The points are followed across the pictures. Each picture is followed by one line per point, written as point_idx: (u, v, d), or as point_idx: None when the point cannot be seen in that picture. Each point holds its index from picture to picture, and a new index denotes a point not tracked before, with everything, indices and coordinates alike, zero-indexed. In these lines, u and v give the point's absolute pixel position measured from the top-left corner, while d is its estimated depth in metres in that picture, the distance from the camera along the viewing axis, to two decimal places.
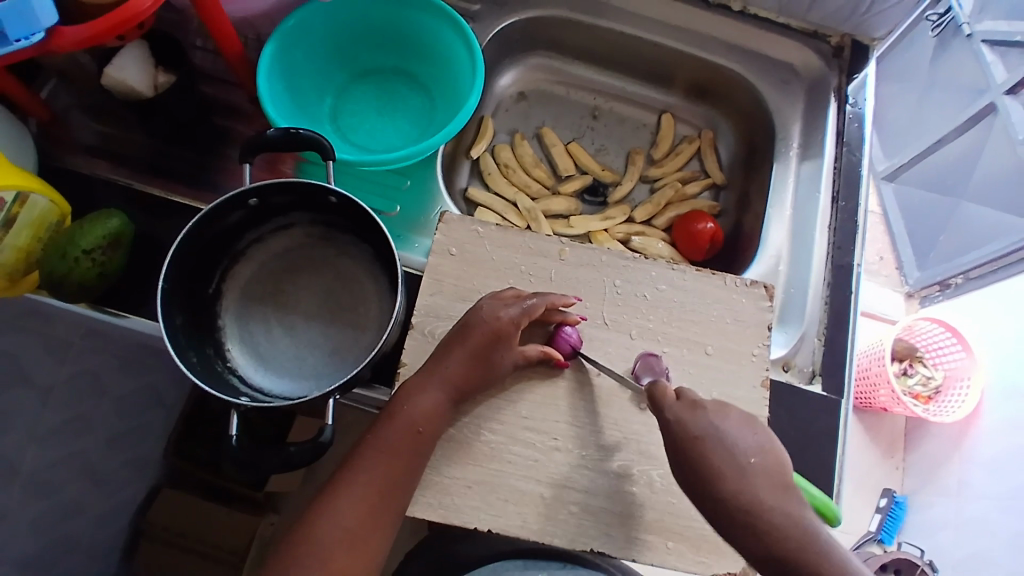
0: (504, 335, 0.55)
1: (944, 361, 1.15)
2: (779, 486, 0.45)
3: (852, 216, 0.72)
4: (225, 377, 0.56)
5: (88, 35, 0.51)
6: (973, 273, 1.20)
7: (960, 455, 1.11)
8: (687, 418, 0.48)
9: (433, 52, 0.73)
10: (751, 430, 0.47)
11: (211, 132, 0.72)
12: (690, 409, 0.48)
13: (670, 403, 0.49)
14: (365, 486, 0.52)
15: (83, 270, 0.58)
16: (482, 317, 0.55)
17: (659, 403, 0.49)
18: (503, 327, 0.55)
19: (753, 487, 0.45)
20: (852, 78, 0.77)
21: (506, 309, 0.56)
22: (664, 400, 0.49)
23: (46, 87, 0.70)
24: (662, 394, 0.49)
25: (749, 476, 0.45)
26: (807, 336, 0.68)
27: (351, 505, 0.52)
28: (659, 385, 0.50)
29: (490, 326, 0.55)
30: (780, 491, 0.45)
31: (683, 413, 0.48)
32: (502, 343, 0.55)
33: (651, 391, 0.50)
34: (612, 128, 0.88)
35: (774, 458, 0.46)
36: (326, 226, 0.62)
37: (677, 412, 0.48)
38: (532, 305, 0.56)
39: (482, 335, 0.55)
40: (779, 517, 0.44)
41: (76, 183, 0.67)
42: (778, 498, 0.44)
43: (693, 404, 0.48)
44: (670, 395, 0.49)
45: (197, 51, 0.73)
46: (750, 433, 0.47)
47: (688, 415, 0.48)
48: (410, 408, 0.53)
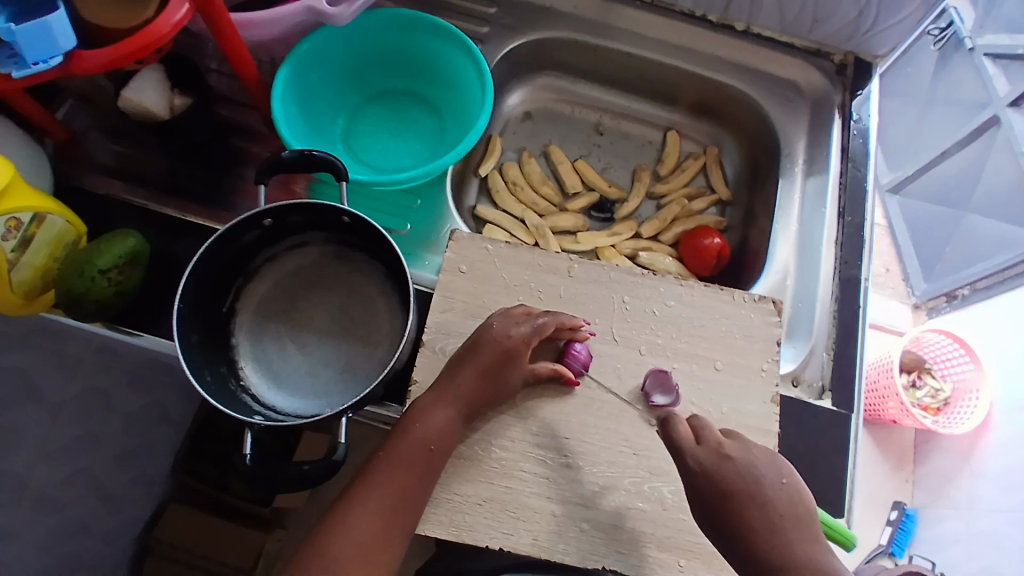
0: (514, 352, 0.56)
1: (953, 371, 1.14)
2: (802, 525, 0.49)
3: (858, 230, 0.72)
4: (239, 396, 0.57)
5: (107, 59, 0.53)
6: (978, 284, 1.22)
7: (969, 468, 1.11)
8: (712, 465, 0.51)
9: (443, 75, 0.74)
10: (768, 468, 0.51)
11: (226, 152, 0.73)
12: (715, 457, 0.51)
13: (694, 448, 0.52)
14: (378, 504, 0.52)
15: (100, 288, 0.59)
16: (492, 335, 0.56)
17: (682, 449, 0.52)
18: (514, 344, 0.56)
19: (780, 531, 0.48)
20: (855, 95, 0.78)
21: (516, 327, 0.57)
22: (688, 447, 0.52)
23: (63, 110, 0.71)
24: (685, 439, 0.53)
25: (777, 522, 0.48)
26: (815, 351, 0.68)
27: (363, 520, 0.51)
28: (679, 428, 0.53)
29: (500, 344, 0.56)
30: (807, 531, 0.49)
31: (708, 460, 0.51)
32: (513, 360, 0.56)
33: (673, 435, 0.53)
34: (617, 145, 0.90)
35: (797, 499, 0.50)
36: (338, 245, 0.63)
37: (703, 459, 0.51)
38: (542, 323, 0.57)
39: (493, 352, 0.55)
40: (803, 558, 0.47)
41: (93, 203, 0.68)
42: (802, 543, 0.48)
43: (716, 449, 0.52)
44: (690, 439, 0.53)
45: (212, 73, 0.74)
46: (768, 471, 0.51)
47: (714, 462, 0.51)
48: (422, 426, 0.54)
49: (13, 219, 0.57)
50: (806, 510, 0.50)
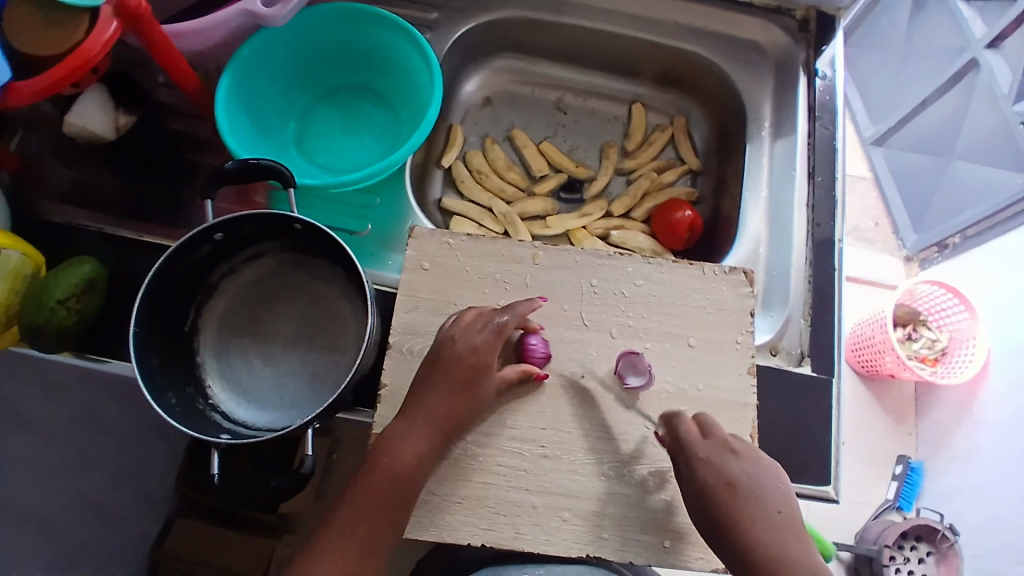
0: (478, 361, 0.55)
1: (948, 321, 1.13)
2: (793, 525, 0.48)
3: (830, 190, 0.71)
4: (207, 415, 0.56)
5: (41, 87, 0.51)
6: (969, 232, 1.18)
7: (970, 417, 1.10)
8: (710, 458, 0.50)
9: (391, 67, 0.72)
10: (732, 462, 0.50)
11: (179, 166, 0.71)
12: (715, 449, 0.51)
13: (697, 444, 0.51)
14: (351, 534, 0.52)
15: (60, 318, 0.58)
16: (456, 347, 0.55)
17: (686, 446, 0.51)
18: (478, 354, 0.55)
19: (774, 527, 0.47)
20: (820, 51, 0.75)
21: (480, 333, 0.55)
22: (691, 441, 0.51)
23: (16, 138, 0.69)
24: (689, 436, 0.52)
25: (774, 517, 0.47)
26: (792, 318, 0.66)
27: (337, 544, 0.51)
28: (685, 425, 0.53)
29: (467, 357, 0.54)
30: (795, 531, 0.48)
31: (708, 454, 0.50)
32: (479, 369, 0.55)
33: (678, 433, 0.52)
34: (583, 123, 0.88)
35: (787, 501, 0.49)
36: (297, 252, 0.62)
37: (703, 453, 0.50)
38: (506, 322, 0.56)
39: (457, 364, 0.54)
40: (791, 552, 0.46)
41: (50, 231, 0.67)
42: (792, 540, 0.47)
43: (718, 442, 0.51)
44: (694, 435, 0.52)
45: (161, 87, 0.72)
46: (728, 466, 0.49)
47: (715, 455, 0.50)
48: (392, 457, 0.52)
49: None
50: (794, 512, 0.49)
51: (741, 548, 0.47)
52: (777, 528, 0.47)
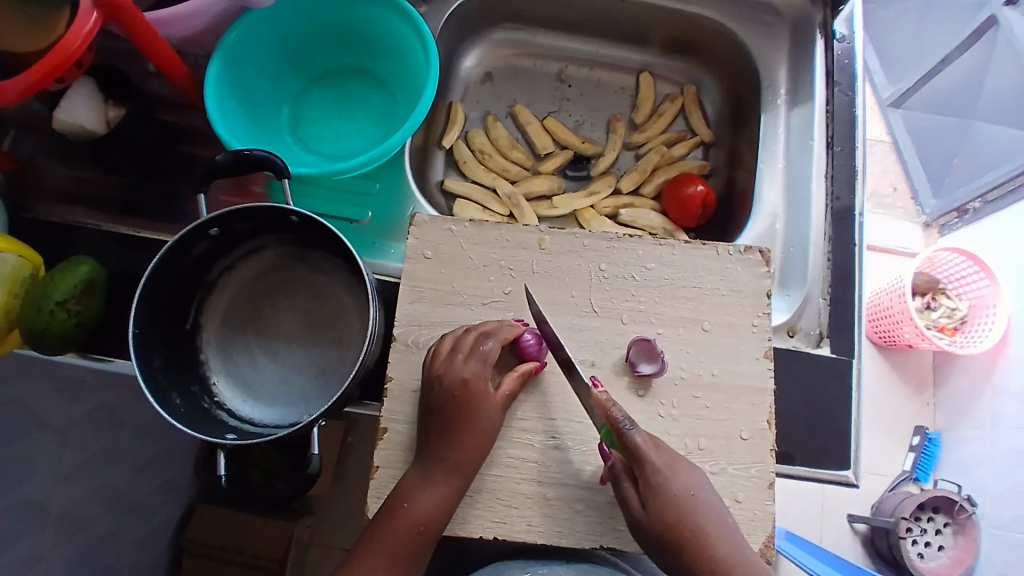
0: (472, 394, 0.52)
1: (968, 289, 1.10)
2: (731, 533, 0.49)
3: (850, 160, 0.67)
4: (213, 413, 0.55)
5: (24, 87, 0.49)
6: (990, 196, 1.14)
7: (992, 386, 1.08)
8: (671, 474, 0.49)
9: (386, 45, 0.69)
10: (689, 476, 0.50)
11: (174, 159, 0.69)
12: (672, 463, 0.50)
13: (655, 455, 0.50)
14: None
15: (60, 321, 0.57)
16: (447, 388, 0.52)
17: (645, 460, 0.49)
18: (471, 386, 0.52)
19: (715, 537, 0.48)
20: (838, 11, 0.71)
21: (466, 365, 0.52)
22: (650, 454, 0.49)
23: (8, 138, 0.68)
24: (646, 449, 0.49)
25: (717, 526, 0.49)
26: (811, 297, 0.64)
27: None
28: (639, 437, 0.49)
29: (460, 396, 0.52)
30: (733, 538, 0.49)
31: (667, 467, 0.50)
32: (477, 404, 0.52)
33: (635, 447, 0.49)
34: (589, 96, 0.84)
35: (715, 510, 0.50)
36: (296, 244, 0.60)
37: (663, 467, 0.49)
38: (492, 350, 0.53)
39: (450, 405, 0.52)
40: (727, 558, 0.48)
41: (47, 231, 0.65)
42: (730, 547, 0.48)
43: (672, 456, 0.51)
44: (649, 447, 0.50)
45: (153, 76, 0.69)
46: (686, 480, 0.50)
47: (673, 468, 0.50)
48: (409, 506, 0.50)
49: None
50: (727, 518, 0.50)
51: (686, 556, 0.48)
52: (734, 543, 0.49)
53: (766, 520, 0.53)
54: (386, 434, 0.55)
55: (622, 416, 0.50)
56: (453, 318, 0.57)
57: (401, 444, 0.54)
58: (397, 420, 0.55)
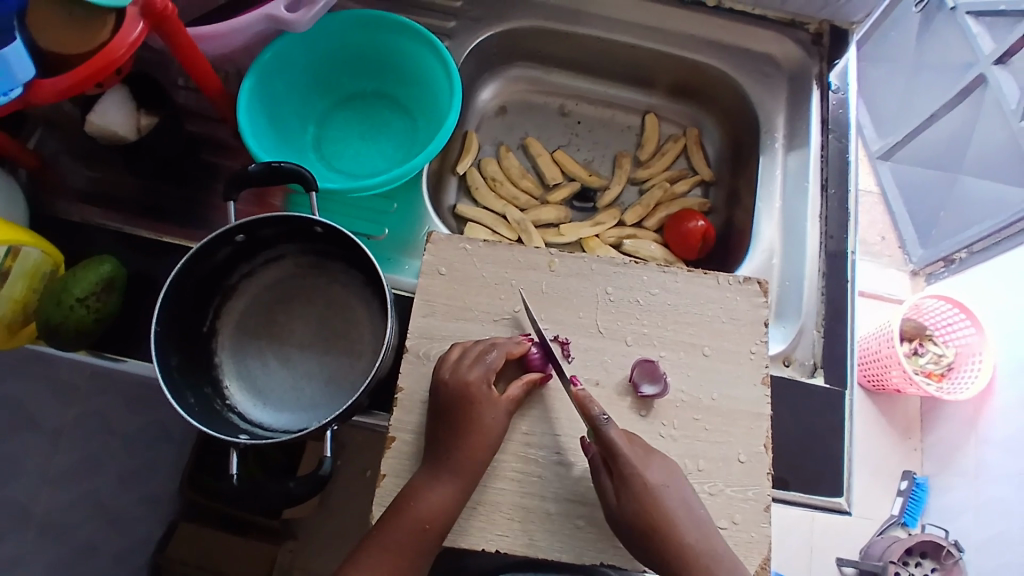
0: (474, 398, 0.53)
1: (955, 337, 1.14)
2: (696, 515, 0.52)
3: (843, 203, 0.71)
4: (224, 415, 0.56)
5: (66, 86, 0.52)
6: (975, 247, 1.19)
7: (977, 433, 1.11)
8: (642, 465, 0.52)
9: (411, 75, 0.73)
10: (659, 469, 0.53)
11: (198, 168, 0.72)
12: (644, 457, 0.53)
13: (627, 448, 0.52)
14: None
15: (79, 317, 0.58)
16: (451, 391, 0.54)
17: (617, 451, 0.52)
18: (475, 392, 0.54)
19: (681, 521, 0.51)
20: (833, 65, 0.76)
21: (472, 370, 0.54)
22: (622, 447, 0.52)
23: (33, 138, 0.70)
24: (620, 442, 0.52)
25: (687, 506, 0.52)
26: (805, 329, 0.67)
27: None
28: (613, 432, 0.52)
29: (464, 400, 0.53)
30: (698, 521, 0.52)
31: (639, 459, 0.52)
32: (481, 406, 0.53)
33: (609, 439, 0.52)
34: (597, 132, 0.88)
35: (682, 497, 0.52)
36: (315, 256, 0.62)
37: (635, 459, 0.52)
38: (495, 362, 0.55)
39: (456, 409, 0.53)
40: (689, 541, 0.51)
41: (69, 230, 0.67)
42: (691, 528, 0.51)
43: (645, 450, 0.54)
44: (623, 442, 0.52)
45: (181, 89, 0.73)
46: (657, 473, 0.52)
47: (645, 461, 0.53)
48: (416, 506, 0.51)
49: None
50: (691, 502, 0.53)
51: (659, 535, 0.51)
52: (702, 526, 0.52)
53: (762, 542, 0.54)
54: (394, 442, 0.56)
55: (599, 411, 0.52)
56: (463, 332, 0.59)
57: (407, 452, 0.56)
58: (405, 428, 0.56)
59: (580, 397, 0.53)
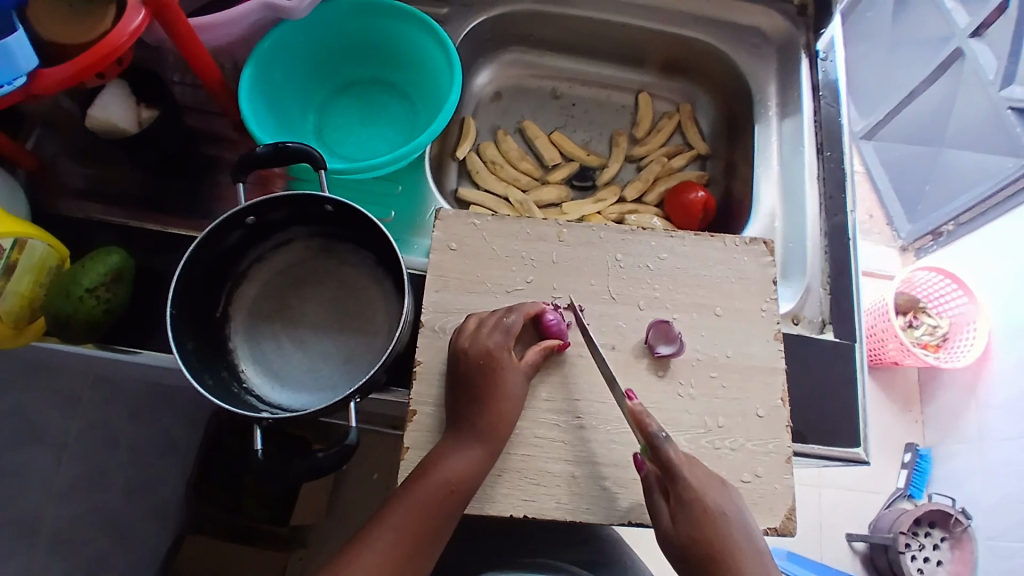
0: (497, 363, 0.54)
1: (948, 307, 1.16)
2: (753, 540, 0.50)
3: (839, 164, 0.73)
4: (243, 396, 0.56)
5: (69, 74, 0.52)
6: (962, 219, 1.22)
7: (976, 399, 1.13)
8: (703, 490, 0.49)
9: (408, 59, 0.74)
10: (720, 493, 0.50)
11: (199, 162, 0.72)
12: (705, 480, 0.50)
13: (687, 470, 0.50)
14: (391, 543, 0.51)
15: (89, 308, 0.57)
16: (471, 358, 0.54)
17: (677, 474, 0.49)
18: (496, 357, 0.54)
19: (740, 551, 0.49)
20: (821, 33, 0.78)
21: (490, 337, 0.54)
22: (682, 469, 0.49)
23: (32, 138, 0.69)
24: (679, 464, 0.50)
25: (747, 532, 0.50)
26: (812, 287, 0.67)
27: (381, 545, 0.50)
28: (672, 452, 0.50)
29: (485, 365, 0.54)
30: (757, 550, 0.50)
31: (699, 482, 0.50)
32: (502, 371, 0.54)
33: (669, 461, 0.49)
34: (592, 113, 0.90)
35: (739, 524, 0.50)
36: (325, 238, 0.62)
37: (695, 482, 0.49)
38: (513, 327, 0.55)
39: (477, 375, 0.53)
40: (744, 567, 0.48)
41: (72, 228, 0.66)
42: (749, 555, 0.49)
43: (705, 472, 0.51)
44: (682, 462, 0.50)
45: (177, 85, 0.73)
46: (718, 497, 0.50)
47: (705, 484, 0.50)
48: (442, 468, 0.51)
49: None
50: (749, 525, 0.50)
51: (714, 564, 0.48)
52: (762, 555, 0.49)
53: (786, 493, 0.55)
54: (415, 415, 0.56)
55: (657, 429, 0.50)
56: (478, 304, 0.60)
57: (429, 424, 0.55)
58: (425, 401, 0.56)
59: (636, 412, 0.50)
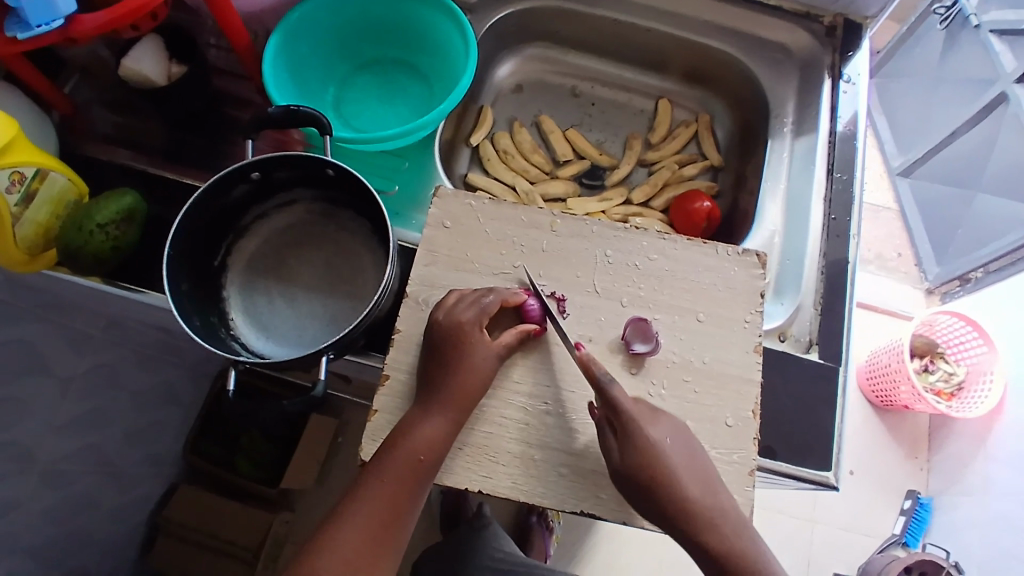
0: (467, 338, 0.55)
1: (966, 355, 1.13)
2: (705, 474, 0.52)
3: (848, 186, 0.71)
4: (228, 342, 0.58)
5: (103, 21, 0.55)
6: (991, 266, 1.20)
7: (984, 451, 1.09)
8: (648, 424, 0.52)
9: (431, 42, 0.76)
10: (664, 428, 0.53)
11: (220, 121, 0.75)
12: (651, 417, 0.53)
13: (631, 406, 0.53)
14: (365, 517, 0.51)
15: (98, 243, 0.61)
16: (444, 330, 0.55)
17: (621, 409, 0.52)
18: (467, 332, 0.55)
19: (687, 481, 0.51)
20: (845, 56, 0.77)
21: (466, 312, 0.56)
22: (626, 405, 0.52)
23: (69, 83, 0.74)
24: (624, 400, 0.52)
25: (697, 465, 0.52)
26: (803, 306, 0.67)
27: (358, 521, 0.51)
28: (617, 391, 0.52)
29: (455, 338, 0.55)
30: (709, 483, 0.52)
31: (644, 418, 0.53)
32: (472, 347, 0.55)
33: (612, 397, 0.52)
34: (610, 115, 0.90)
35: (686, 454, 0.52)
36: (327, 203, 0.65)
37: (640, 417, 0.52)
38: (490, 306, 0.56)
39: (447, 347, 0.55)
40: (693, 497, 0.51)
41: (96, 170, 0.70)
42: (695, 484, 0.51)
43: (651, 411, 0.54)
44: (627, 400, 0.53)
45: (212, 48, 0.77)
46: (662, 431, 0.53)
47: (650, 420, 0.53)
48: (411, 438, 0.52)
49: (17, 172, 0.58)
50: (702, 461, 0.53)
51: (665, 490, 0.50)
52: (714, 486, 0.52)
53: (745, 504, 0.54)
54: (387, 381, 0.57)
55: (603, 372, 0.53)
56: (463, 282, 0.61)
57: (400, 391, 0.57)
58: (399, 368, 0.57)
59: (584, 359, 0.53)
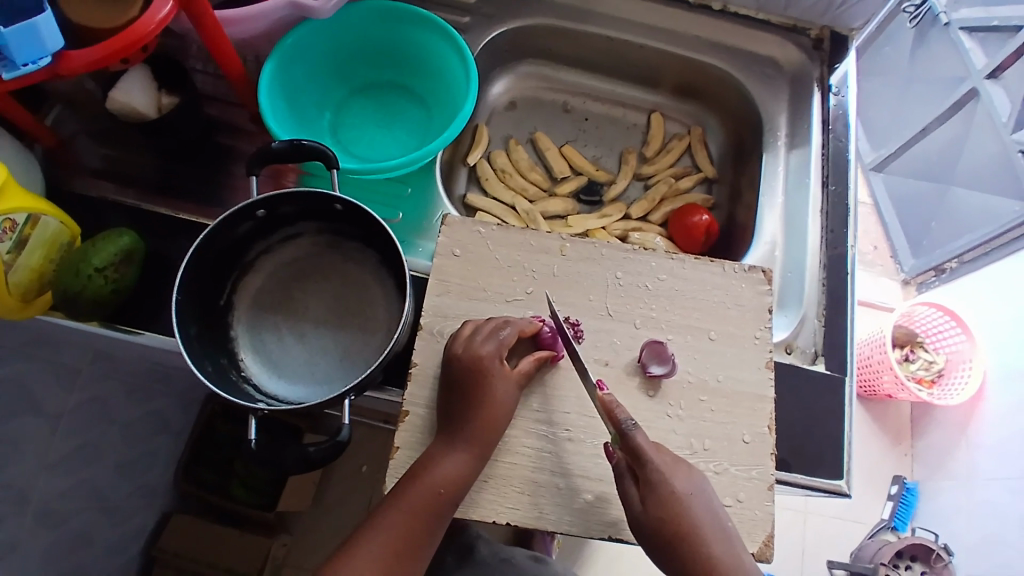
0: (487, 371, 0.55)
1: (945, 344, 1.17)
2: (724, 528, 0.51)
3: (843, 199, 0.73)
4: (240, 385, 0.57)
5: (94, 58, 0.53)
6: (966, 256, 1.23)
7: (967, 438, 1.13)
8: (670, 473, 0.51)
9: (427, 65, 0.75)
10: (687, 478, 0.52)
11: (214, 150, 0.73)
12: (672, 465, 0.52)
13: (654, 455, 0.51)
14: (381, 548, 0.51)
15: (97, 287, 0.59)
16: (463, 364, 0.55)
17: (644, 457, 0.51)
18: (486, 364, 0.55)
19: (707, 535, 0.50)
20: (833, 68, 0.79)
21: (484, 344, 0.56)
22: (651, 454, 0.51)
23: (51, 114, 0.71)
24: (647, 449, 0.51)
25: (716, 517, 0.51)
26: (807, 318, 0.68)
27: (373, 550, 0.51)
28: (640, 437, 0.51)
29: (475, 372, 0.54)
30: (727, 536, 0.50)
31: (667, 467, 0.51)
32: (492, 379, 0.55)
33: (636, 446, 0.51)
34: (603, 129, 0.91)
35: (707, 508, 0.51)
36: (332, 234, 0.63)
37: (663, 467, 0.51)
38: (507, 337, 0.56)
39: (468, 381, 0.55)
40: (714, 552, 0.49)
41: (86, 206, 0.67)
42: (718, 539, 0.50)
43: (673, 459, 0.52)
44: (650, 447, 0.51)
45: (198, 74, 0.75)
46: (685, 481, 0.51)
47: (673, 470, 0.51)
48: (434, 471, 0.52)
49: (8, 220, 0.56)
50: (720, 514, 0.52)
51: (683, 546, 0.49)
52: (732, 541, 0.50)
53: (765, 520, 0.56)
54: (408, 416, 0.57)
55: (626, 417, 0.52)
56: (476, 312, 0.61)
57: (421, 426, 0.57)
58: (417, 403, 0.57)
59: (607, 403, 0.52)
